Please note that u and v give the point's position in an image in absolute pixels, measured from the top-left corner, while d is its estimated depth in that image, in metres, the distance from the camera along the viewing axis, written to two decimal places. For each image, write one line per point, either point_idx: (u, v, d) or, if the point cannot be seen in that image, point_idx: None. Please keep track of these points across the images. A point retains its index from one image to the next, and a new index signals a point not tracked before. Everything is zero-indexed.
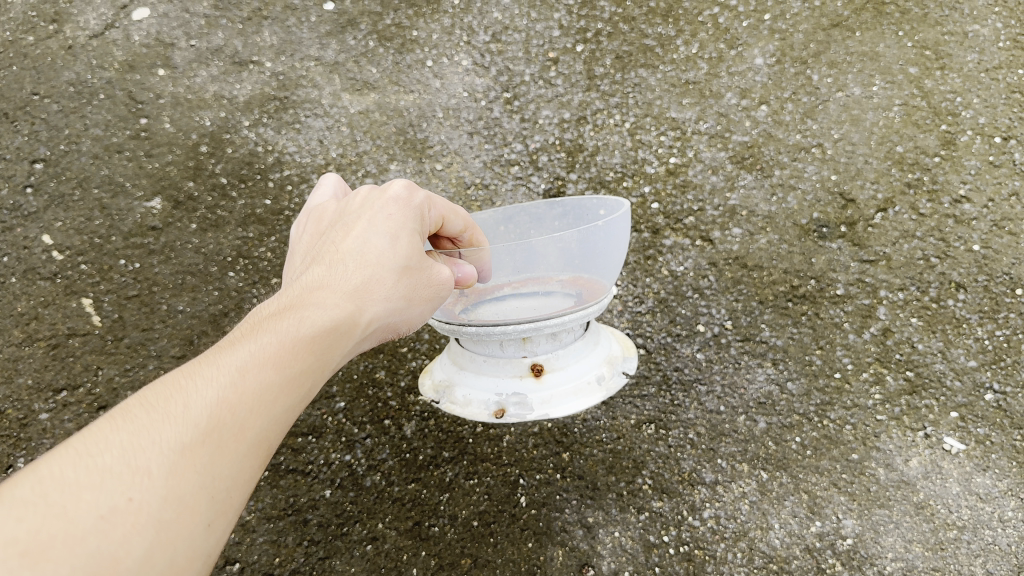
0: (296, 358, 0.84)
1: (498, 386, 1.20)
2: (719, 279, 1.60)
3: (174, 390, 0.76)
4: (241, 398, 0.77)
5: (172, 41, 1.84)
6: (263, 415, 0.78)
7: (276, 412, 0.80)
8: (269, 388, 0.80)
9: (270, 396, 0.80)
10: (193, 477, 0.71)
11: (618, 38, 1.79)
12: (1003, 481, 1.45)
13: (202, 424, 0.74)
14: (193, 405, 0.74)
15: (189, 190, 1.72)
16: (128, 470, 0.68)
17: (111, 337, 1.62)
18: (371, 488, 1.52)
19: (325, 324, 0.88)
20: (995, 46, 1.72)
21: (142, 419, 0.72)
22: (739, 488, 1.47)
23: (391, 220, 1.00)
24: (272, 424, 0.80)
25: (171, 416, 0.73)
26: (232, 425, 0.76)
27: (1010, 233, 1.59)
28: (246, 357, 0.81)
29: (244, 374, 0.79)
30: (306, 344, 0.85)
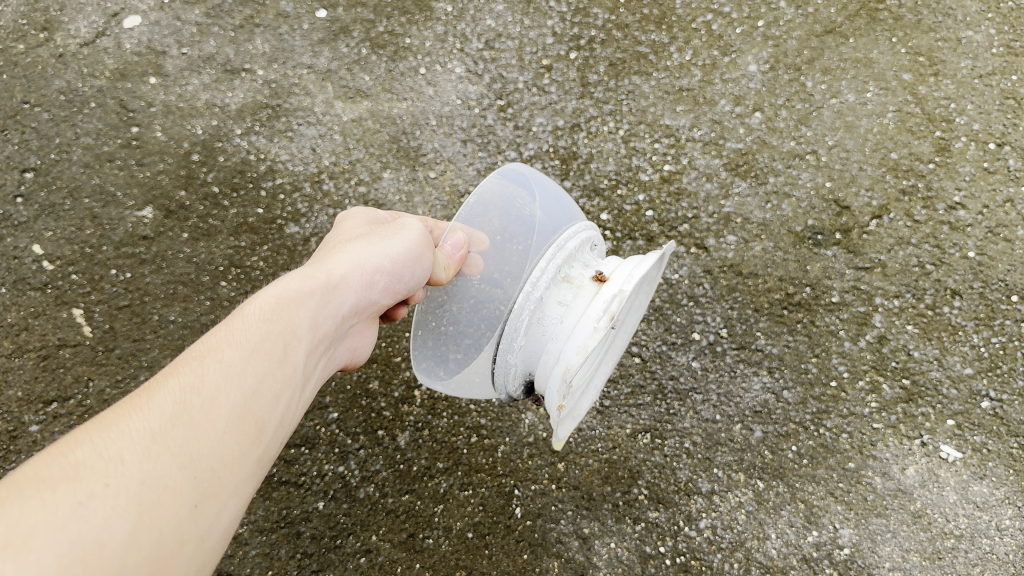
0: (253, 342, 0.94)
1: (591, 310, 1.08)
2: (715, 287, 1.59)
3: (140, 395, 0.85)
4: (203, 380, 0.87)
5: (163, 49, 1.83)
6: (229, 390, 0.87)
7: (247, 385, 0.89)
8: (231, 366, 0.90)
9: (233, 373, 0.89)
10: (169, 452, 0.79)
11: (611, 45, 1.79)
12: (999, 490, 1.45)
13: (168, 410, 0.82)
14: (157, 400, 0.83)
15: (181, 199, 1.71)
16: (100, 457, 0.76)
17: (101, 348, 1.61)
18: (365, 499, 1.50)
19: (279, 299, 1.01)
20: (988, 52, 1.71)
21: (110, 421, 0.80)
22: (735, 498, 1.47)
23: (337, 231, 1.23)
24: (246, 397, 0.88)
25: (138, 410, 0.82)
26: (199, 404, 0.84)
27: (1005, 240, 1.59)
28: (205, 353, 0.91)
29: (202, 367, 0.88)
30: (262, 327, 0.96)
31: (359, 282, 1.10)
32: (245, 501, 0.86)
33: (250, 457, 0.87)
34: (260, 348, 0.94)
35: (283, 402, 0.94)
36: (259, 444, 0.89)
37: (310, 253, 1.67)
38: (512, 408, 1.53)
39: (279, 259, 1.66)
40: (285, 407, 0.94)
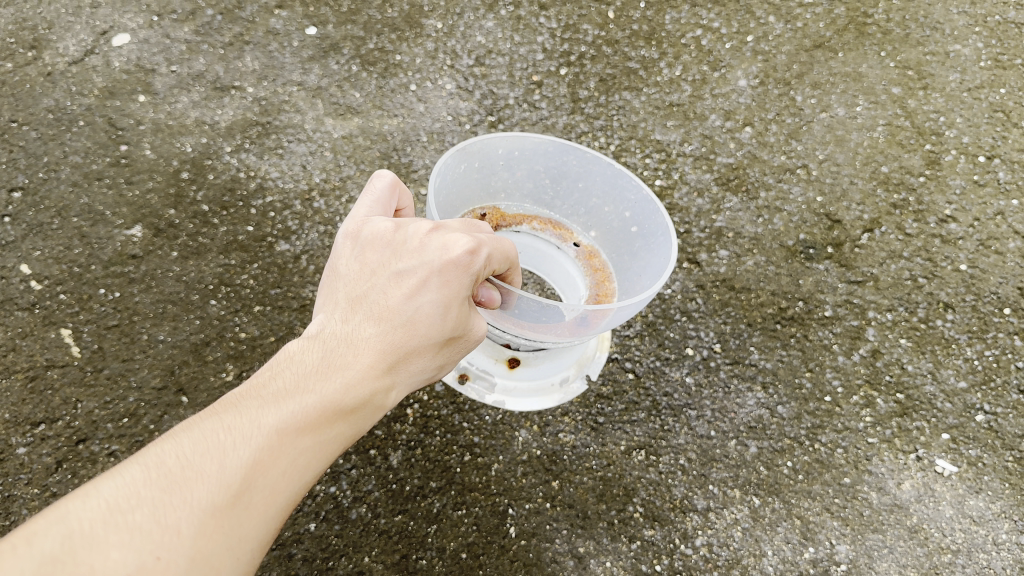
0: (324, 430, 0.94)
1: None
2: (707, 302, 1.58)
3: (216, 447, 0.86)
4: (274, 464, 0.88)
5: (152, 67, 1.84)
6: (290, 482, 0.90)
7: (303, 478, 0.91)
8: (300, 456, 0.91)
9: (298, 465, 0.91)
10: (218, 537, 0.82)
11: (602, 61, 1.81)
12: (995, 504, 1.45)
13: (234, 488, 0.84)
14: (229, 469, 0.85)
15: (170, 217, 1.69)
16: (158, 526, 0.79)
17: (91, 368, 1.56)
18: (357, 520, 1.43)
19: (361, 393, 0.98)
20: (976, 66, 1.77)
21: (179, 476, 0.83)
22: (731, 515, 1.45)
23: (451, 289, 0.99)
24: (297, 490, 0.91)
25: (205, 475, 0.84)
26: (263, 490, 0.87)
27: (997, 252, 1.61)
28: (285, 428, 0.90)
29: (280, 444, 0.89)
30: (338, 416, 0.96)
31: (418, 382, 1.07)
32: None
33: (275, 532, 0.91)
34: (327, 436, 0.95)
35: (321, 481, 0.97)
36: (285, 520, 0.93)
37: (301, 271, 1.64)
38: (506, 425, 1.50)
39: (269, 277, 1.64)
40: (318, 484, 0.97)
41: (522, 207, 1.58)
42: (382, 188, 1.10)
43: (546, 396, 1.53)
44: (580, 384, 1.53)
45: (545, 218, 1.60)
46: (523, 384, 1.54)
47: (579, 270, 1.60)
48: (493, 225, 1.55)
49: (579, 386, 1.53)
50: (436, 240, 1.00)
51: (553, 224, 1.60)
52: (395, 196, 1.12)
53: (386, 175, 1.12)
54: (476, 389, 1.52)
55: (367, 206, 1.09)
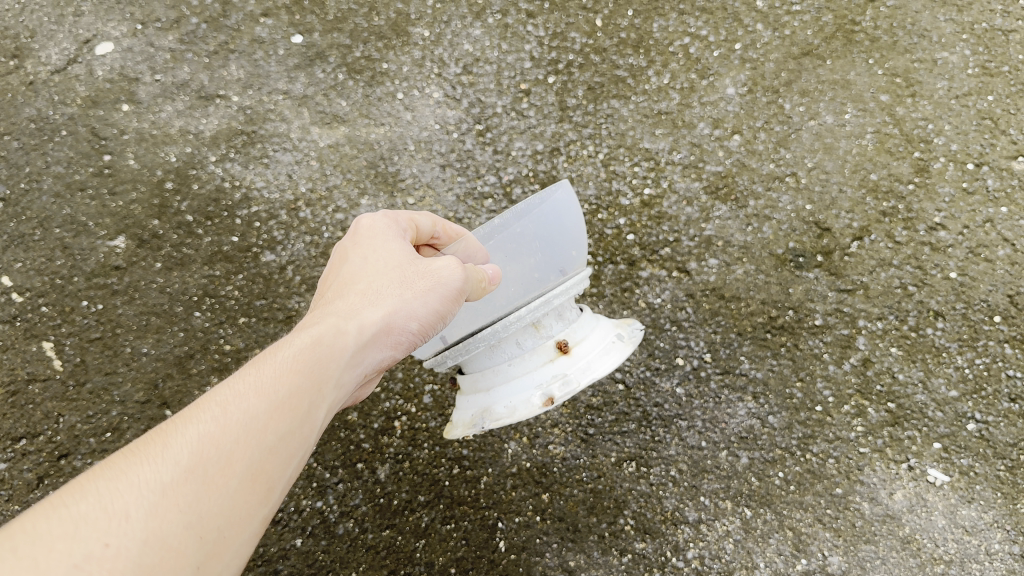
0: (281, 387, 0.88)
1: None
2: (697, 311, 1.58)
3: (158, 434, 0.81)
4: (224, 428, 0.82)
5: (136, 76, 1.79)
6: (250, 445, 0.83)
7: (266, 441, 0.85)
8: (255, 417, 0.85)
9: (255, 425, 0.84)
10: (177, 511, 0.75)
11: (590, 70, 1.77)
12: (988, 514, 1.45)
13: (184, 461, 0.78)
14: (174, 445, 0.79)
15: (154, 228, 1.67)
16: (104, 510, 0.72)
17: (72, 383, 1.58)
18: (344, 535, 1.47)
19: (312, 348, 0.93)
20: (963, 73, 1.72)
21: (121, 463, 0.77)
22: (723, 527, 1.46)
23: (360, 248, 1.09)
24: (262, 454, 0.84)
25: (150, 457, 0.78)
26: (217, 456, 0.80)
27: (986, 260, 1.59)
28: (227, 399, 0.85)
29: (226, 409, 0.84)
30: (291, 376, 0.90)
31: (388, 337, 1.02)
32: (246, 558, 0.84)
33: (257, 515, 0.83)
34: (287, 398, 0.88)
35: (299, 456, 0.89)
36: (267, 503, 0.85)
37: (287, 281, 1.62)
38: (495, 437, 1.49)
39: (254, 288, 1.62)
40: (298, 461, 0.90)
41: None
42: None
43: (623, 349, 1.21)
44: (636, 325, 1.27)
45: None
46: None
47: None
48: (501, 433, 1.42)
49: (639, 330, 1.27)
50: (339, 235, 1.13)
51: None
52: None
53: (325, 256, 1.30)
54: None
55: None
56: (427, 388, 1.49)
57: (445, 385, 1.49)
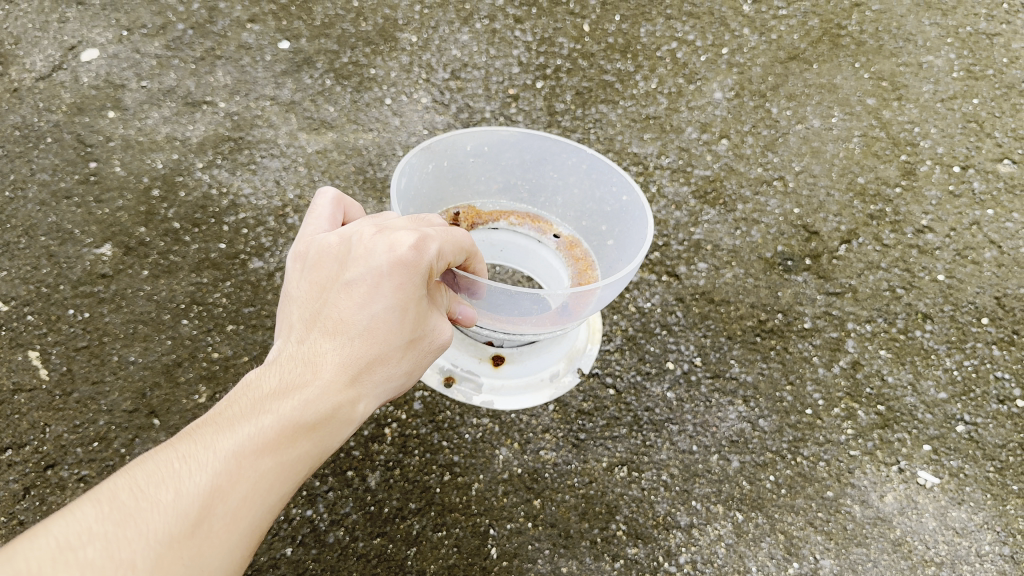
0: (290, 450, 0.93)
1: (462, 358, 1.55)
2: (687, 315, 1.58)
3: (171, 474, 0.85)
4: (235, 487, 0.87)
5: (122, 82, 1.80)
6: (254, 507, 0.88)
7: (268, 501, 0.90)
8: (263, 478, 0.90)
9: (263, 487, 0.89)
10: (178, 567, 0.81)
11: (578, 74, 1.80)
12: (977, 515, 1.44)
13: (192, 516, 0.83)
14: (185, 496, 0.84)
15: (140, 235, 1.64)
16: (111, 558, 0.78)
17: (59, 392, 1.50)
18: (334, 544, 1.40)
19: (325, 413, 0.97)
20: (949, 77, 1.80)
21: (133, 505, 0.82)
22: (715, 531, 1.42)
23: (405, 293, 0.97)
24: (262, 514, 0.90)
25: (160, 504, 0.83)
26: (222, 515, 0.86)
27: (973, 262, 1.62)
28: (243, 455, 0.89)
29: (241, 466, 0.88)
30: (300, 439, 0.94)
31: (385, 394, 1.06)
32: None
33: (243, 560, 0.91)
34: (292, 457, 0.93)
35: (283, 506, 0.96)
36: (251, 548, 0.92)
37: (275, 288, 1.60)
38: (486, 444, 1.48)
39: (243, 295, 1.59)
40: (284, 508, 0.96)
41: (498, 205, 1.59)
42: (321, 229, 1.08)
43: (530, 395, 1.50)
44: (572, 377, 1.53)
45: (523, 213, 1.60)
46: (510, 383, 1.54)
47: (561, 261, 1.58)
48: (466, 224, 1.55)
49: (572, 380, 1.53)
50: (382, 239, 0.98)
51: (530, 217, 1.60)
52: (341, 210, 1.13)
53: (332, 193, 1.12)
54: (464, 392, 1.52)
55: (313, 224, 1.09)
56: (417, 393, 1.50)
57: (435, 391, 1.51)
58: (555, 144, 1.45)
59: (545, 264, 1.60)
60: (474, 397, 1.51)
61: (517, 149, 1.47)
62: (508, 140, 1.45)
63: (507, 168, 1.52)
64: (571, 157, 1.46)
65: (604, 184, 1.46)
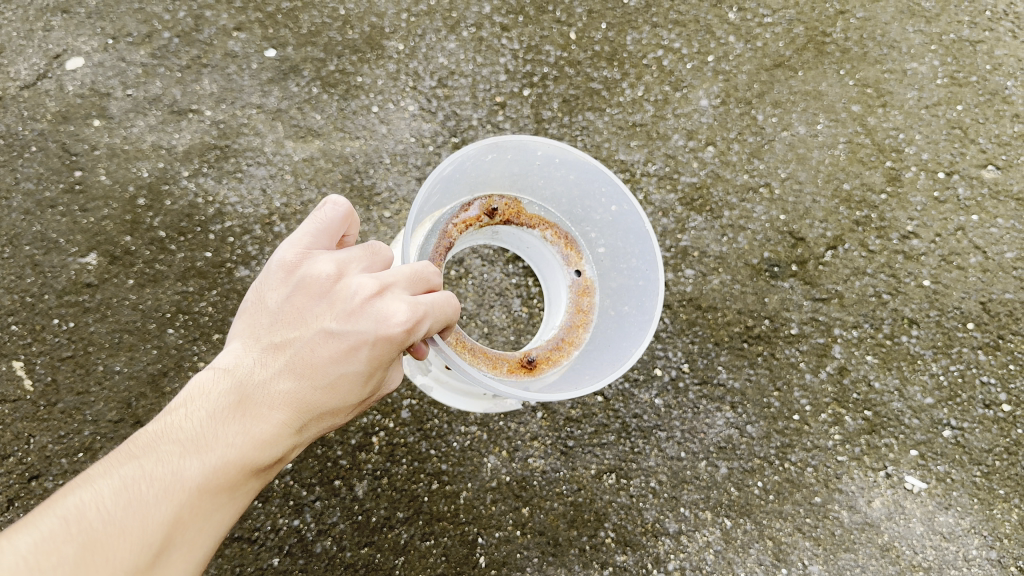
0: (240, 491, 0.94)
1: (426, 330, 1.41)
2: (675, 321, 1.56)
3: (137, 502, 0.85)
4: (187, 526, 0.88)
5: (108, 91, 1.75)
6: (201, 543, 0.91)
7: (212, 536, 0.93)
8: (212, 516, 0.91)
9: (211, 524, 0.91)
10: None
11: (564, 82, 1.78)
12: (965, 519, 1.49)
13: (151, 552, 0.85)
14: (149, 530, 0.85)
15: (126, 244, 1.64)
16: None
17: (44, 403, 1.56)
18: (322, 554, 1.43)
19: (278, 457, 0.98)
20: (933, 84, 1.75)
21: (100, 531, 0.82)
22: (703, 538, 1.48)
23: (377, 365, 0.97)
24: (203, 549, 0.92)
25: (127, 534, 0.83)
26: (174, 551, 0.87)
27: (958, 267, 1.63)
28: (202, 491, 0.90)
29: (198, 504, 0.89)
30: (252, 480, 0.95)
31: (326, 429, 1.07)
32: None
33: None
34: (241, 495, 0.95)
35: None
36: None
37: None
38: (474, 451, 1.47)
39: (229, 304, 1.62)
40: None
41: (544, 210, 1.49)
42: (316, 239, 1.02)
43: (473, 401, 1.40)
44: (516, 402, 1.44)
45: (564, 232, 1.49)
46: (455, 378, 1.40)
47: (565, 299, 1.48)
48: (502, 219, 1.46)
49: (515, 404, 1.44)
50: (377, 307, 0.96)
51: (567, 240, 1.48)
52: (346, 225, 1.06)
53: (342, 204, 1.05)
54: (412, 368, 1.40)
55: (311, 234, 1.02)
56: (404, 402, 1.46)
57: (424, 399, 1.46)
58: (557, 159, 1.37)
59: (555, 284, 1.52)
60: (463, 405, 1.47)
61: (566, 172, 1.38)
62: (555, 159, 1.37)
63: (498, 183, 1.44)
64: (559, 168, 1.38)
65: (591, 192, 1.40)
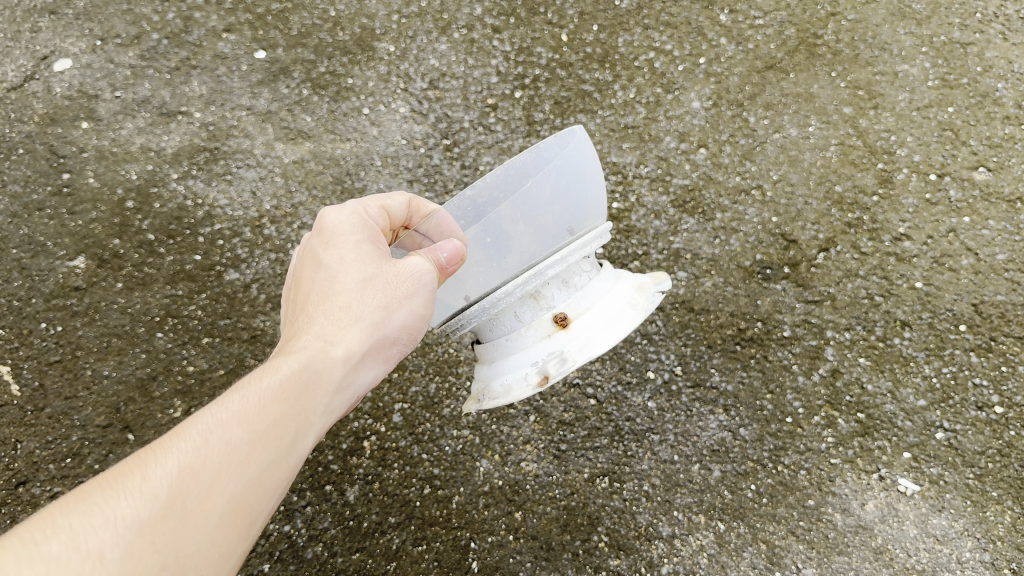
0: (265, 421, 0.89)
1: None
2: (668, 324, 1.57)
3: (135, 463, 0.81)
4: (205, 461, 0.83)
5: (96, 93, 1.75)
6: (230, 480, 0.84)
7: (248, 473, 0.86)
8: (236, 446, 0.86)
9: (238, 454, 0.85)
10: (152, 550, 0.76)
11: (556, 84, 1.77)
12: (958, 522, 1.47)
13: (161, 496, 0.79)
14: (152, 477, 0.80)
15: (114, 248, 1.63)
16: (79, 547, 0.73)
17: (31, 408, 1.55)
18: (313, 559, 1.46)
19: (298, 372, 0.95)
20: (924, 85, 1.74)
21: (97, 494, 0.77)
22: (697, 541, 1.47)
23: (334, 246, 1.05)
24: (242, 489, 0.85)
25: (126, 490, 0.78)
26: (195, 492, 0.81)
27: (950, 269, 1.61)
28: (211, 429, 0.86)
29: (208, 437, 0.85)
30: (274, 406, 0.91)
31: (370, 353, 1.03)
32: None
33: (235, 551, 0.85)
34: (269, 422, 0.90)
35: (281, 485, 0.91)
36: (248, 536, 0.87)
37: (251, 300, 1.60)
38: (466, 455, 1.49)
39: (219, 306, 1.60)
40: (280, 494, 0.91)
41: None
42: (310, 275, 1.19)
43: None
44: None
45: None
46: None
47: None
48: None
49: None
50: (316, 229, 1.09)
51: None
52: None
53: None
54: None
55: None
56: (396, 406, 1.50)
57: (415, 403, 1.50)
58: None
59: None
60: (455, 409, 1.50)
61: None
62: None
63: None
64: None
65: None
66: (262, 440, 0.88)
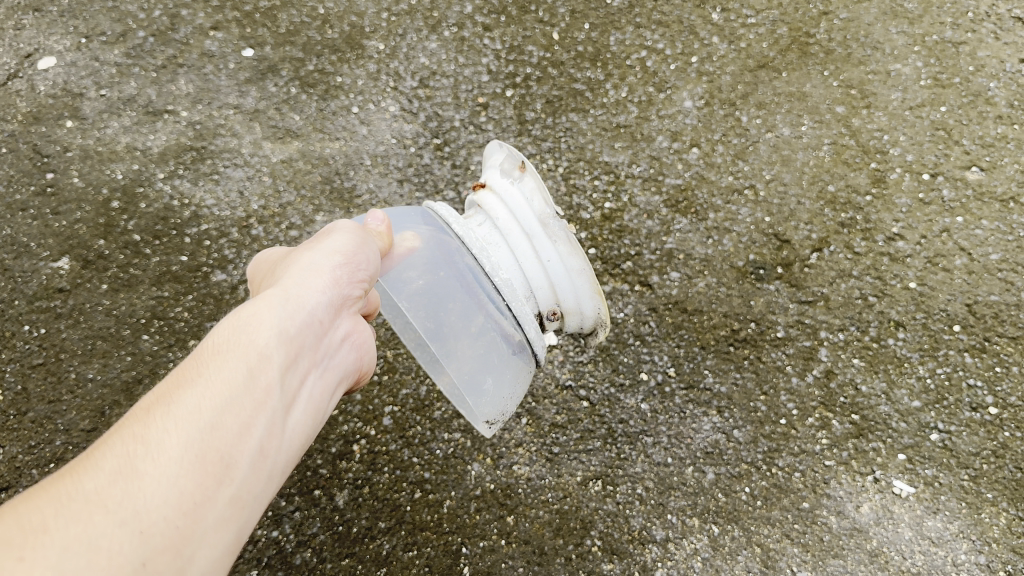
0: (210, 369, 0.83)
1: None
2: (660, 325, 1.56)
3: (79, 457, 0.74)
4: (146, 424, 0.76)
5: (80, 91, 1.73)
6: (181, 426, 0.77)
7: (203, 420, 0.78)
8: (180, 402, 0.79)
9: (184, 407, 0.78)
10: (101, 507, 0.68)
11: (547, 83, 1.76)
12: (953, 524, 1.45)
13: (105, 466, 0.71)
14: (93, 455, 0.72)
15: (99, 248, 1.61)
16: (21, 525, 0.65)
17: (13, 412, 1.51)
18: (301, 565, 1.43)
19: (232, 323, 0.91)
20: (917, 85, 1.74)
21: (40, 486, 0.70)
22: (690, 545, 1.44)
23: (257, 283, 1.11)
24: (201, 433, 0.77)
25: (68, 474, 0.71)
26: (141, 450, 0.73)
27: (944, 269, 1.60)
28: (150, 400, 0.80)
29: (147, 406, 0.78)
30: (213, 355, 0.86)
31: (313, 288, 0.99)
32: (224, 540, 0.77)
33: (217, 495, 0.77)
34: (212, 369, 0.84)
35: (254, 422, 0.83)
36: (230, 476, 0.78)
37: (239, 301, 1.57)
38: (457, 459, 1.48)
39: (205, 309, 1.57)
40: (260, 429, 0.83)
41: None
42: None
43: None
44: None
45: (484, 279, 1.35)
46: None
47: None
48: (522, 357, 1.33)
49: None
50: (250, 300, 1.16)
51: None
52: None
53: None
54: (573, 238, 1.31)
55: None
56: (386, 410, 1.50)
57: (406, 406, 1.50)
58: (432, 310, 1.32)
59: None
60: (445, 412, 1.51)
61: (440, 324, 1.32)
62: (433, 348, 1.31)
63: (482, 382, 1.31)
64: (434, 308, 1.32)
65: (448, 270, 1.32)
66: (209, 384, 0.82)
